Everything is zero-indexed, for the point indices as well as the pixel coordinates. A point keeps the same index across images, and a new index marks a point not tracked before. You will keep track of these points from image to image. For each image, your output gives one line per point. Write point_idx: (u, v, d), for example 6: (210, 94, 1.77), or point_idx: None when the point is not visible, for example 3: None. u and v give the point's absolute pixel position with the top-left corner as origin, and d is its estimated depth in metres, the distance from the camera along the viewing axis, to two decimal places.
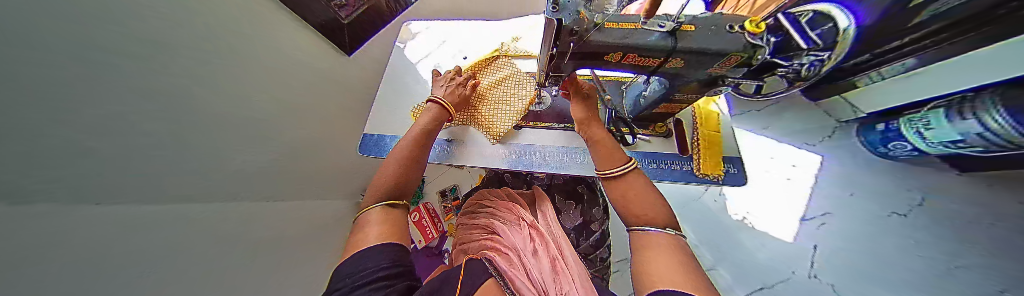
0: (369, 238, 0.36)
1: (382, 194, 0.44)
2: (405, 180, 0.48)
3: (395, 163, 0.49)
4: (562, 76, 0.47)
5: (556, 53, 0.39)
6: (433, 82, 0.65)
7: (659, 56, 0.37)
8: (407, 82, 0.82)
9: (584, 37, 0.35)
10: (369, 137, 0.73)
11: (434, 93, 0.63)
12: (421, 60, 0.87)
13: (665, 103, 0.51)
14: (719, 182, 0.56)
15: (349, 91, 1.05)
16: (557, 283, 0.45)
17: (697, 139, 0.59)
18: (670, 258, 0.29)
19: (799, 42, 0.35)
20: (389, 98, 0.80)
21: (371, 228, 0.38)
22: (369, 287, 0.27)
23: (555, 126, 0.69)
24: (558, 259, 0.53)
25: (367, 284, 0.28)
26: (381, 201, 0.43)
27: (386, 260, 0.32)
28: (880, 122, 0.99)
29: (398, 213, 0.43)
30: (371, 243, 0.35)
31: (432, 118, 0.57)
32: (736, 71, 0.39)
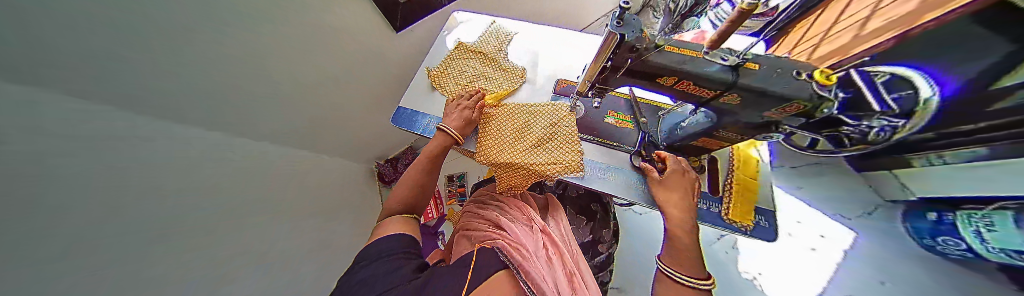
0: (390, 230, 0.53)
1: (397, 209, 0.59)
2: (411, 202, 0.61)
3: (410, 183, 0.62)
4: (608, 89, 0.48)
5: (609, 66, 0.40)
6: (446, 107, 0.69)
7: (716, 88, 0.36)
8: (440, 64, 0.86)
9: (643, 55, 0.36)
10: (403, 111, 0.77)
11: (445, 119, 0.67)
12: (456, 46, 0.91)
13: (706, 136, 0.50)
14: (746, 232, 0.53)
15: (365, 60, 1.07)
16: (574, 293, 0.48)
17: (730, 182, 0.57)
18: None
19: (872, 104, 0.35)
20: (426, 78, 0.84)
21: (389, 227, 0.54)
22: (396, 260, 0.44)
23: (584, 137, 0.67)
24: (575, 275, 0.55)
25: (395, 258, 0.44)
26: (398, 214, 0.59)
27: (400, 247, 0.47)
28: (932, 211, 0.89)
29: (407, 223, 0.58)
30: (392, 232, 0.52)
31: (438, 145, 0.63)
32: (794, 120, 0.37)
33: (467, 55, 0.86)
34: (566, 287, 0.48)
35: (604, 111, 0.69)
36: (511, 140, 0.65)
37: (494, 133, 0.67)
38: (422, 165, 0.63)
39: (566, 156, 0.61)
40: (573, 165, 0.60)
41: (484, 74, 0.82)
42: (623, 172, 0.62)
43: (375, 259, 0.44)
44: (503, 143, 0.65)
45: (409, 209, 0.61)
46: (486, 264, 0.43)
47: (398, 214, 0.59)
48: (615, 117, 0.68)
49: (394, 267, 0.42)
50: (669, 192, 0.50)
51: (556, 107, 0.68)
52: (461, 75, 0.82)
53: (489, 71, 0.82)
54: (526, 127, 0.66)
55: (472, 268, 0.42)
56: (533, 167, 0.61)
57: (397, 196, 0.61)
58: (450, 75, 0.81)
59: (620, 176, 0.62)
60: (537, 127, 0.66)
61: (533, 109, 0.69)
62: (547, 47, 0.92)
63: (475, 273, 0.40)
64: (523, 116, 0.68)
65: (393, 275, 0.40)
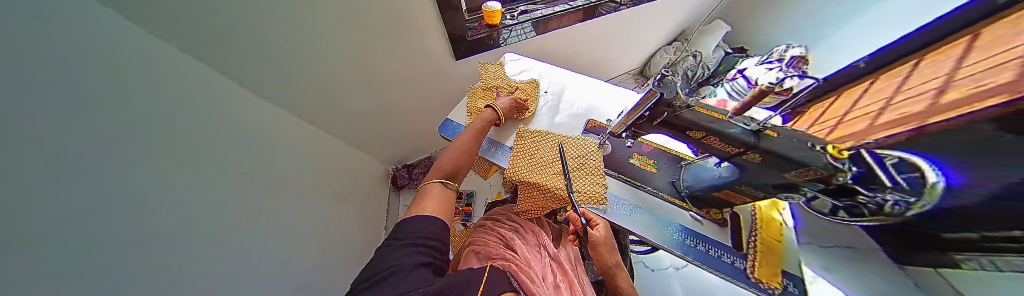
0: (423, 211, 0.56)
1: (438, 174, 0.65)
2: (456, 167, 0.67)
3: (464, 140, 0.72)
4: (640, 133, 0.56)
5: (646, 115, 0.49)
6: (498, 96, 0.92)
7: (739, 146, 0.44)
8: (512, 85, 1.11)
9: (677, 111, 0.44)
10: (449, 123, 0.85)
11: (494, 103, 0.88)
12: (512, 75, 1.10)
13: (729, 189, 0.54)
14: (774, 293, 0.51)
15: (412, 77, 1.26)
16: None
17: (753, 239, 0.59)
18: None
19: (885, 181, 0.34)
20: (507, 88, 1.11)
21: (427, 202, 0.58)
22: (417, 257, 0.44)
23: (610, 173, 0.72)
24: None
25: (418, 252, 0.45)
26: (438, 179, 0.64)
27: (424, 237, 0.48)
28: None
29: (443, 191, 0.62)
30: (424, 215, 0.54)
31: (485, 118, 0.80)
32: (815, 184, 0.41)
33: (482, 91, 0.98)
34: None
35: (628, 153, 0.75)
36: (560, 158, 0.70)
37: (510, 167, 0.70)
38: (472, 131, 0.76)
39: (590, 188, 0.65)
40: (596, 196, 0.64)
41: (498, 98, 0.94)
42: (644, 212, 0.64)
43: (409, 241, 0.47)
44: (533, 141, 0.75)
45: (445, 177, 0.65)
46: (497, 282, 0.44)
47: (437, 181, 0.64)
48: (639, 159, 0.73)
49: (417, 263, 0.43)
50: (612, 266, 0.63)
51: (585, 141, 0.75)
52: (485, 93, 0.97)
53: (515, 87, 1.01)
54: (552, 163, 0.70)
55: (485, 278, 0.44)
56: (558, 192, 0.65)
57: (446, 159, 0.67)
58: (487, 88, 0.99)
59: (640, 216, 0.64)
60: (565, 157, 0.71)
61: (556, 139, 0.75)
62: (585, 91, 1.07)
63: (487, 286, 0.42)
64: (547, 150, 0.73)
65: (417, 272, 0.41)
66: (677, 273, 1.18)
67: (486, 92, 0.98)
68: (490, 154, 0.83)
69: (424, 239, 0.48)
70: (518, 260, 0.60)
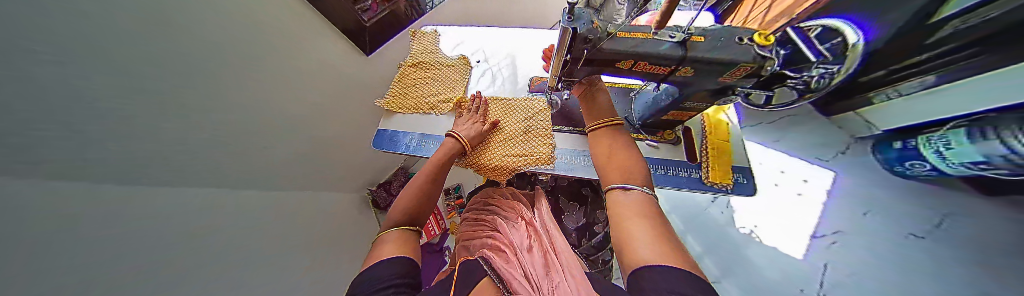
0: (382, 253, 0.43)
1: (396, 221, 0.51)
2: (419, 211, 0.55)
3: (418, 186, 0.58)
4: (574, 80, 0.49)
5: (569, 59, 0.42)
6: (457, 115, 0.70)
7: (669, 64, 0.38)
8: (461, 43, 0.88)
9: (597, 43, 0.37)
10: (383, 133, 0.72)
11: (455, 128, 0.65)
12: (453, 50, 0.85)
13: (675, 109, 0.52)
14: (728, 190, 0.57)
15: (350, 90, 1.05)
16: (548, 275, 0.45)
17: (705, 146, 0.60)
18: (644, 224, 0.32)
19: (807, 56, 0.36)
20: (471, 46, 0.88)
21: (386, 247, 0.45)
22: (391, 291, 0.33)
23: (565, 129, 0.67)
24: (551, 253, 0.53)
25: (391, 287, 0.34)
26: (397, 226, 0.51)
27: (391, 273, 0.37)
28: (896, 139, 1.05)
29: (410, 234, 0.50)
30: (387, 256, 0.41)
31: (444, 154, 0.61)
32: (747, 81, 0.40)
33: (412, 71, 0.80)
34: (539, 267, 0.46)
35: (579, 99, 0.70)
36: (516, 155, 0.62)
37: (470, 159, 0.65)
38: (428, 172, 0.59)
39: (538, 149, 0.62)
40: (544, 157, 0.62)
41: (433, 76, 0.79)
42: None
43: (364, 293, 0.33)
44: (492, 140, 0.66)
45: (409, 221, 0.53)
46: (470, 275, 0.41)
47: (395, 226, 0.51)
48: None
49: None
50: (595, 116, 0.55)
51: (530, 102, 0.70)
52: (417, 91, 0.76)
53: (451, 75, 0.79)
54: (510, 143, 0.64)
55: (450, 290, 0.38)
56: (505, 163, 0.62)
57: (399, 204, 0.55)
58: (412, 74, 0.80)
59: None
60: (507, 124, 0.67)
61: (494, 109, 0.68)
62: (530, 41, 0.90)
63: (458, 285, 0.39)
64: (504, 130, 0.66)
65: None
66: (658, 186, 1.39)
67: (407, 84, 0.78)
68: (427, 152, 0.68)
69: (391, 274, 0.36)
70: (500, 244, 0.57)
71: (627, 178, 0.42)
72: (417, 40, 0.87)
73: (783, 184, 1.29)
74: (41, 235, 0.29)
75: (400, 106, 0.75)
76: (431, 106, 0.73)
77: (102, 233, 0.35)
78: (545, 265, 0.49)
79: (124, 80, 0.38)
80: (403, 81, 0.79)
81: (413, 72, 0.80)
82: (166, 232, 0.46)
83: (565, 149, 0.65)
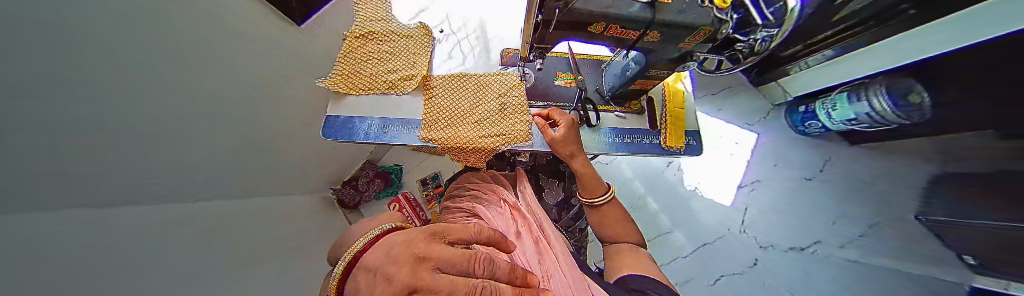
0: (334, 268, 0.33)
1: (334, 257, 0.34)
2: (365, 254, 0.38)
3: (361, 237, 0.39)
4: (547, 48, 0.46)
5: (540, 21, 0.38)
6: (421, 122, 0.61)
7: (638, 29, 0.38)
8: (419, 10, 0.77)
9: (569, 2, 0.34)
10: (332, 120, 0.62)
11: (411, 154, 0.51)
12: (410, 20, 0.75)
13: (641, 79, 0.53)
14: (681, 152, 0.63)
15: None
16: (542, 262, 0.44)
17: (664, 114, 0.65)
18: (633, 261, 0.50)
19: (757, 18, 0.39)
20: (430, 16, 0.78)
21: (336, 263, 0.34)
22: None
23: (539, 104, 0.65)
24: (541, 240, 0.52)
25: None
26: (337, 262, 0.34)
27: None
28: (801, 105, 1.26)
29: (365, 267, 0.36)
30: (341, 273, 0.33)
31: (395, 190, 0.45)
32: (702, 46, 0.42)
33: (361, 43, 0.68)
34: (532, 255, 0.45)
35: (552, 73, 0.68)
36: (490, 134, 0.60)
37: (439, 139, 0.59)
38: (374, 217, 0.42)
39: (514, 127, 0.60)
40: (521, 135, 0.60)
41: (387, 49, 0.68)
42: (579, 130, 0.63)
43: None
44: (461, 119, 0.61)
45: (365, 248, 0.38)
46: None
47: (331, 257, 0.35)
48: (564, 78, 0.68)
49: None
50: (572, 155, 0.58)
51: (503, 76, 0.64)
52: (370, 67, 0.65)
53: (411, 48, 0.68)
54: (481, 121, 0.61)
55: None
56: (480, 144, 0.59)
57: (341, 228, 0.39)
58: (363, 47, 0.67)
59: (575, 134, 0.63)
60: (480, 104, 0.62)
61: (463, 88, 0.63)
62: None
63: None
64: (474, 108, 0.62)
65: None
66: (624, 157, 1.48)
67: (356, 59, 0.66)
68: (392, 138, 0.60)
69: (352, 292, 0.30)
70: None
71: (618, 235, 0.58)
72: (362, 4, 0.72)
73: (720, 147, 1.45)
74: (51, 252, 0.26)
75: (351, 87, 0.64)
76: (390, 85, 0.64)
77: (110, 241, 0.34)
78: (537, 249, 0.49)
79: (112, 78, 0.32)
80: (351, 57, 0.66)
81: (361, 45, 0.67)
82: (161, 242, 0.41)
83: (539, 125, 0.63)
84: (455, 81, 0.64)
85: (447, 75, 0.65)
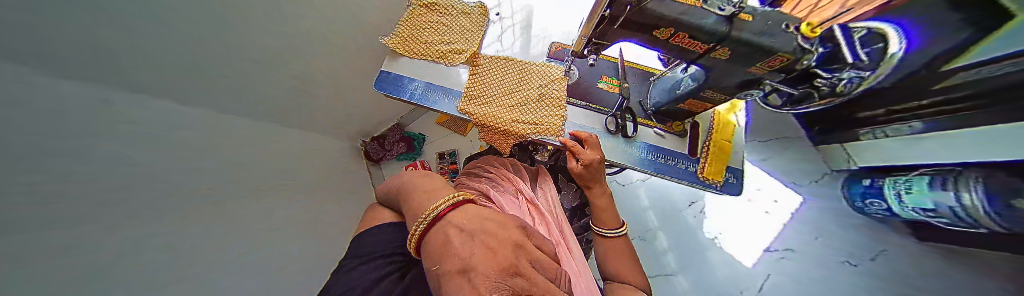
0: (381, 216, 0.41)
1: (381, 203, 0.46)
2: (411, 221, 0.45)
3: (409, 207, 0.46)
4: (604, 44, 0.46)
5: (606, 16, 0.37)
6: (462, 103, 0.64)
7: (709, 41, 0.36)
8: None
9: (642, 1, 0.34)
10: (385, 75, 0.68)
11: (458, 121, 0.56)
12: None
13: (692, 98, 0.51)
14: (718, 188, 0.59)
15: None
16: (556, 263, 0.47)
17: (708, 143, 0.61)
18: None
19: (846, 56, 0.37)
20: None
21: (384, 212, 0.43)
22: (388, 260, 0.34)
23: (577, 103, 0.66)
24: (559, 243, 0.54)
25: (387, 257, 0.34)
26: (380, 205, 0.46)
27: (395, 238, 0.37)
28: (868, 178, 1.08)
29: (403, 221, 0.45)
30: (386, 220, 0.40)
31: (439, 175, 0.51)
32: (773, 76, 0.40)
33: (422, 12, 0.73)
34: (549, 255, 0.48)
35: (596, 76, 0.67)
36: (522, 121, 0.61)
37: (475, 115, 0.62)
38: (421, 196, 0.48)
39: (547, 119, 0.61)
40: (553, 128, 0.61)
41: (445, 21, 0.72)
42: (613, 138, 0.62)
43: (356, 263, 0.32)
44: (498, 101, 0.63)
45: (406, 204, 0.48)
46: None
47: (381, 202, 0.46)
48: (607, 82, 0.67)
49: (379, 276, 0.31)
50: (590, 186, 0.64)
51: (548, 69, 0.65)
52: (427, 35, 0.70)
53: (466, 24, 0.72)
54: (517, 107, 0.62)
55: None
56: (513, 128, 0.61)
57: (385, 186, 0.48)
58: (424, 15, 0.72)
59: (608, 141, 0.62)
60: (520, 90, 0.64)
61: (506, 71, 0.65)
62: None
63: None
64: (513, 93, 0.64)
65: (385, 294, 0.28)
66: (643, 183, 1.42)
67: (416, 25, 0.71)
68: (432, 103, 0.65)
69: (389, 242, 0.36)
70: None
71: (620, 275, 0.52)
72: None
73: (756, 201, 1.31)
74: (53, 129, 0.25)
75: (406, 49, 0.69)
76: (440, 55, 0.68)
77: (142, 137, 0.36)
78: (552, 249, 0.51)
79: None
80: (412, 22, 0.72)
81: (422, 13, 0.72)
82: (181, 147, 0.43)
83: (572, 124, 0.64)
84: (500, 64, 0.67)
85: (494, 56, 0.68)
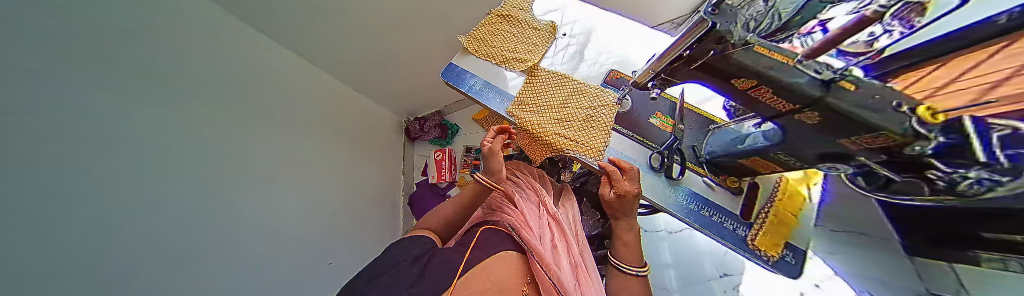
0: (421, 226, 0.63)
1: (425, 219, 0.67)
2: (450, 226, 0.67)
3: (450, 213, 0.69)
4: (672, 81, 0.50)
5: (685, 56, 0.40)
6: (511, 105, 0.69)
7: (796, 102, 0.35)
8: (556, 9, 0.87)
9: (728, 50, 0.36)
10: (453, 68, 0.77)
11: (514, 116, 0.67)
12: (543, 15, 0.86)
13: (759, 156, 0.48)
14: (770, 262, 0.52)
15: None
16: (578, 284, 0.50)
17: (766, 210, 0.55)
18: None
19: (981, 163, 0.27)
20: (560, 15, 0.85)
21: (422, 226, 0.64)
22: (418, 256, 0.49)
23: (625, 132, 0.67)
24: (581, 268, 0.55)
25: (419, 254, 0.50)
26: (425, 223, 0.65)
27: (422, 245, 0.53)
28: None
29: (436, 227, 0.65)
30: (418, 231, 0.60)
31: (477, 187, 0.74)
32: (873, 155, 0.34)
33: (497, 21, 0.82)
34: (570, 276, 0.50)
35: (649, 111, 0.67)
36: (563, 134, 0.63)
37: (520, 119, 0.66)
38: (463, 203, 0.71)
39: (589, 139, 0.62)
40: (594, 150, 0.61)
41: (517, 32, 0.80)
42: (653, 174, 0.61)
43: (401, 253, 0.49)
44: (543, 112, 0.66)
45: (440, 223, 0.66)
46: (492, 245, 0.52)
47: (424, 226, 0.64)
48: (660, 119, 0.65)
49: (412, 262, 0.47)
50: (625, 216, 0.60)
51: (601, 93, 0.67)
52: (499, 41, 0.79)
53: (535, 38, 0.79)
54: (561, 120, 0.65)
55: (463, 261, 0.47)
56: (552, 140, 0.63)
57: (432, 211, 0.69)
58: (501, 23, 0.81)
59: (648, 177, 0.61)
60: (569, 107, 0.66)
61: (559, 86, 0.69)
62: (625, 34, 0.83)
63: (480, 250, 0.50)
64: (559, 108, 0.66)
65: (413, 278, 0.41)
66: (670, 236, 1.30)
67: (491, 31, 0.81)
68: (485, 100, 0.71)
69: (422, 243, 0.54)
70: (521, 222, 0.60)
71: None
72: None
73: None
74: None
75: (475, 48, 0.78)
76: (504, 60, 0.75)
77: None
78: (572, 267, 0.54)
79: None
80: (489, 28, 0.81)
81: (500, 22, 0.81)
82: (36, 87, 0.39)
83: (615, 151, 0.64)
84: (554, 79, 0.71)
85: (552, 71, 0.73)
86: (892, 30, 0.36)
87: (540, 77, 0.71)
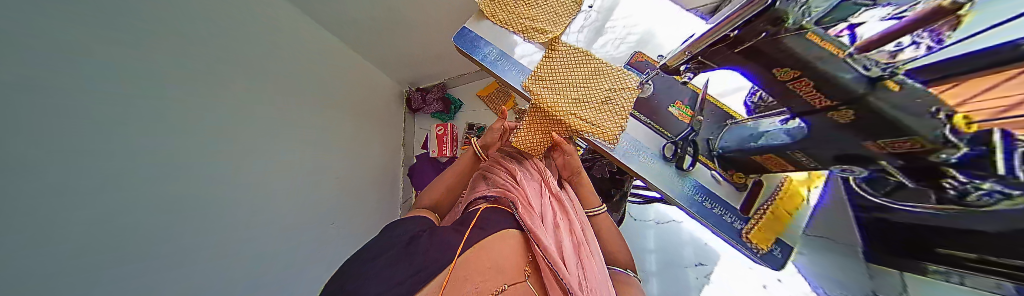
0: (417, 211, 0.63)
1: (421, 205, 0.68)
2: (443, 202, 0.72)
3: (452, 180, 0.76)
4: (708, 64, 0.48)
5: (732, 36, 0.38)
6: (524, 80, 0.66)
7: (836, 98, 0.34)
8: None
9: (779, 33, 0.33)
10: (467, 32, 0.72)
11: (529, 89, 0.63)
12: None
13: (774, 154, 0.48)
14: (759, 254, 0.55)
15: None
16: (579, 263, 0.51)
17: (765, 207, 0.57)
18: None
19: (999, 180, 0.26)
20: None
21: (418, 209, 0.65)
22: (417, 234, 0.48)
23: (642, 119, 0.66)
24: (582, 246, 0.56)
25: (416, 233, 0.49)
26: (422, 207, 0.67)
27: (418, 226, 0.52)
28: None
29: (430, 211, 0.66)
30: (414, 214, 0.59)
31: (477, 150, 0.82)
32: (892, 160, 0.34)
33: None
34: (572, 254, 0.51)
35: (669, 99, 0.65)
36: (579, 114, 0.61)
37: (535, 94, 0.63)
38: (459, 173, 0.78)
39: (604, 122, 0.60)
40: (609, 133, 0.60)
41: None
42: (663, 163, 0.62)
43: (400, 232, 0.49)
44: (559, 90, 0.63)
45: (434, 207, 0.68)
46: (492, 225, 0.53)
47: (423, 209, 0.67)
48: (680, 109, 0.64)
49: (411, 242, 0.45)
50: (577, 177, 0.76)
51: (624, 75, 0.64)
52: (519, 6, 0.73)
53: (558, 8, 0.73)
54: (579, 99, 0.62)
55: (463, 240, 0.48)
56: (568, 120, 0.61)
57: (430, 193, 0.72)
58: None
59: (657, 164, 0.61)
60: (587, 87, 0.63)
61: (580, 64, 0.66)
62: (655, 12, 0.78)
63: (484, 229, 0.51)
64: (576, 87, 0.63)
65: (416, 257, 0.42)
66: (656, 226, 1.37)
67: None
68: (501, 70, 0.67)
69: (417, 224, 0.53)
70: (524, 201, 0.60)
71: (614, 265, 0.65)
72: None
73: None
74: None
75: (493, 12, 0.72)
76: (523, 29, 0.70)
77: None
78: (573, 245, 0.55)
79: None
80: None
81: None
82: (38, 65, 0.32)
83: (630, 136, 0.64)
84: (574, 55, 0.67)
85: (574, 46, 0.69)
86: (921, 44, 0.29)
87: (559, 52, 0.66)
